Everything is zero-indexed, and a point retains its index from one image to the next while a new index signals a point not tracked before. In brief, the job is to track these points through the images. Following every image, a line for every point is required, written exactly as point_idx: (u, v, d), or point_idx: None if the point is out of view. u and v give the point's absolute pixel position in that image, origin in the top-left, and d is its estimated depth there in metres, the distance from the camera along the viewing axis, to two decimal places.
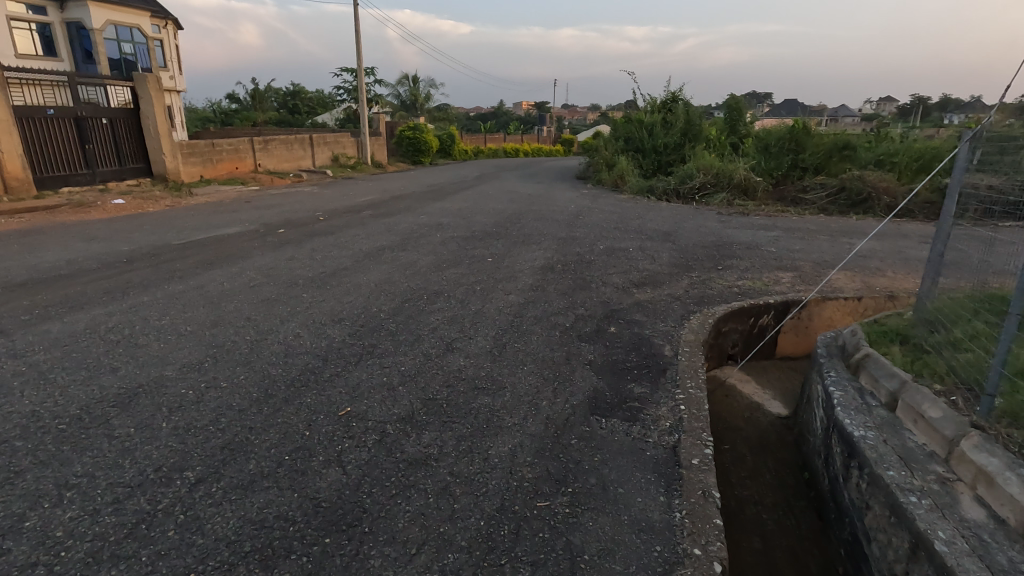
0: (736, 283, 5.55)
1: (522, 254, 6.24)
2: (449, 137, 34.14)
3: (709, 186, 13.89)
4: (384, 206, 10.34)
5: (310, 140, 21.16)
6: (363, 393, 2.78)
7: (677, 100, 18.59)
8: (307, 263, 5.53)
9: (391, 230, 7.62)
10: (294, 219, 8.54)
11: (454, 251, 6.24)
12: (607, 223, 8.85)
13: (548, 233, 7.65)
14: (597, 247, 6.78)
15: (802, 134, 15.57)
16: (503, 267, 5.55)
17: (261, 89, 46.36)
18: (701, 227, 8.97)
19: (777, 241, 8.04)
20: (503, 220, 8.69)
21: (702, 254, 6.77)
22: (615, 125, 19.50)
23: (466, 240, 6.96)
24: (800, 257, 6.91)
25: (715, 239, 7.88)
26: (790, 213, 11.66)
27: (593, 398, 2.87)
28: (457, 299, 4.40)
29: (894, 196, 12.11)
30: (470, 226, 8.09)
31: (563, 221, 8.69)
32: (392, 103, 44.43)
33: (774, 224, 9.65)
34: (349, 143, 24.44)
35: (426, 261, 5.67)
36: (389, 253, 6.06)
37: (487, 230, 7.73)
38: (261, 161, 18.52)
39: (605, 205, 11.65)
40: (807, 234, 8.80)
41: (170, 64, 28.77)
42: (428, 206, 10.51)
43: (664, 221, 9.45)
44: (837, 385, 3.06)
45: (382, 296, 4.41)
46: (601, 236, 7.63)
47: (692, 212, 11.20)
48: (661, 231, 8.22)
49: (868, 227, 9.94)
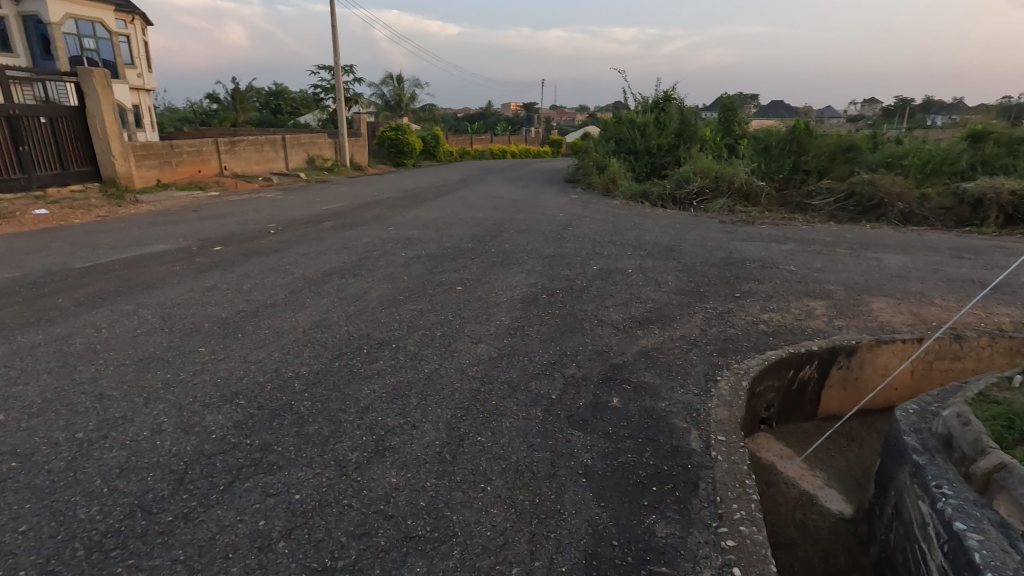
0: (761, 318, 4.53)
1: (500, 278, 5.19)
2: (434, 138, 33.08)
3: (707, 191, 12.91)
4: (351, 216, 9.22)
5: (282, 141, 19.92)
6: (215, 561, 1.69)
7: (671, 100, 17.78)
8: (229, 294, 4.44)
9: (348, 247, 6.51)
10: (240, 233, 7.41)
11: (418, 276, 5.18)
12: (601, 235, 7.81)
13: (533, 250, 6.60)
14: (591, 268, 5.74)
15: (805, 136, 14.85)
16: (475, 299, 4.50)
17: (241, 89, 44.93)
18: (705, 240, 7.97)
19: (794, 256, 7.06)
20: (482, 233, 7.62)
21: (713, 276, 5.74)
22: (606, 125, 18.52)
23: (434, 259, 5.90)
24: (827, 278, 5.93)
25: (724, 255, 6.88)
26: (798, 221, 10.69)
27: (592, 557, 1.80)
28: (408, 353, 3.33)
29: (908, 202, 11.20)
30: (443, 240, 7.02)
31: (550, 234, 7.64)
32: (375, 103, 43.10)
33: (784, 236, 8.67)
34: (327, 144, 23.23)
35: (380, 292, 4.61)
36: (338, 278, 4.98)
37: (462, 247, 6.67)
38: (227, 164, 17.27)
39: (597, 213, 10.60)
40: (825, 248, 7.84)
41: (137, 61, 27.27)
42: (400, 215, 9.41)
43: (663, 232, 8.43)
44: (962, 515, 2.01)
45: (307, 348, 3.33)
46: (594, 252, 6.58)
47: (693, 220, 10.21)
48: (662, 246, 7.19)
49: (887, 237, 8.99)
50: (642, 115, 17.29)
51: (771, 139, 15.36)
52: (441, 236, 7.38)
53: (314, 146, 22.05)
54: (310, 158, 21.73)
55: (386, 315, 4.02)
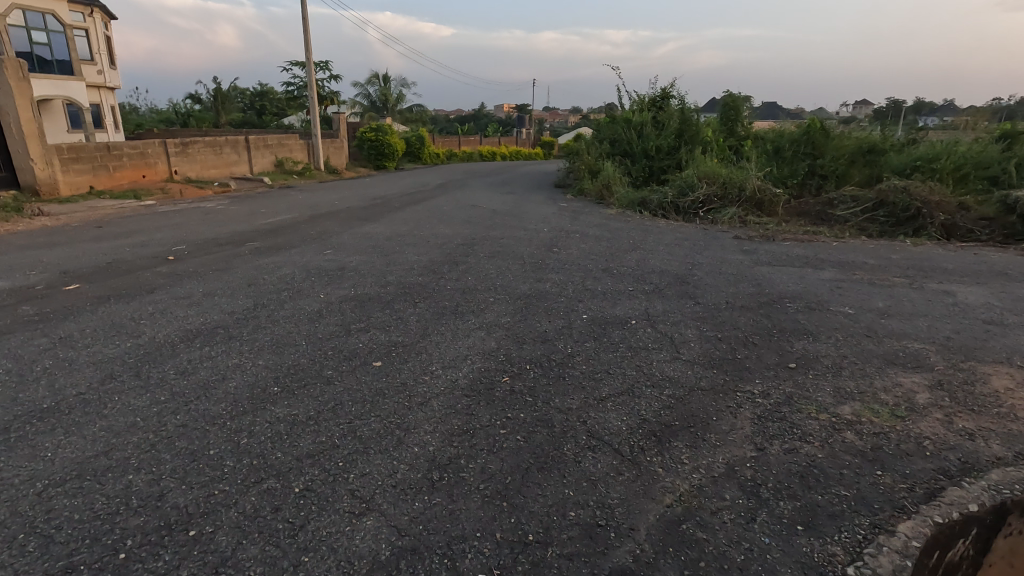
0: (841, 416, 2.91)
1: (446, 341, 3.55)
2: (418, 140, 31.45)
3: (716, 199, 11.32)
4: (288, 234, 7.56)
5: (244, 143, 18.23)
6: None
7: (670, 98, 16.25)
8: (0, 386, 2.79)
9: (254, 283, 4.87)
10: (127, 261, 5.74)
11: (324, 339, 3.53)
12: (592, 261, 6.17)
13: (503, 286, 4.98)
14: (578, 320, 4.11)
15: (820, 136, 13.31)
16: (394, 392, 2.85)
17: (220, 89, 43.06)
18: (723, 266, 6.38)
19: (842, 291, 5.45)
20: (442, 260, 5.97)
21: (748, 330, 4.14)
22: (599, 125, 16.98)
23: (361, 305, 4.25)
24: (901, 329, 4.32)
25: (753, 291, 5.27)
26: (825, 235, 9.12)
27: None
28: (209, 557, 1.69)
29: (950, 213, 9.65)
30: (387, 271, 5.38)
31: (526, 261, 6.01)
32: (359, 103, 41.37)
33: (815, 258, 7.13)
34: (298, 146, 21.51)
35: (249, 377, 2.95)
36: (201, 347, 3.34)
37: (408, 282, 5.02)
38: (178, 169, 15.53)
39: (589, 227, 8.97)
40: (873, 275, 6.26)
41: (96, 57, 25.44)
42: (349, 232, 7.79)
43: (669, 255, 6.82)
44: None
45: (10, 551, 1.68)
46: (583, 290, 4.95)
47: (702, 236, 8.61)
48: (673, 277, 5.58)
49: (938, 257, 7.44)
50: (638, 114, 15.72)
51: (782, 140, 13.81)
52: (386, 263, 5.73)
53: (282, 149, 20.32)
54: (278, 161, 20.01)
55: (227, 436, 2.36)
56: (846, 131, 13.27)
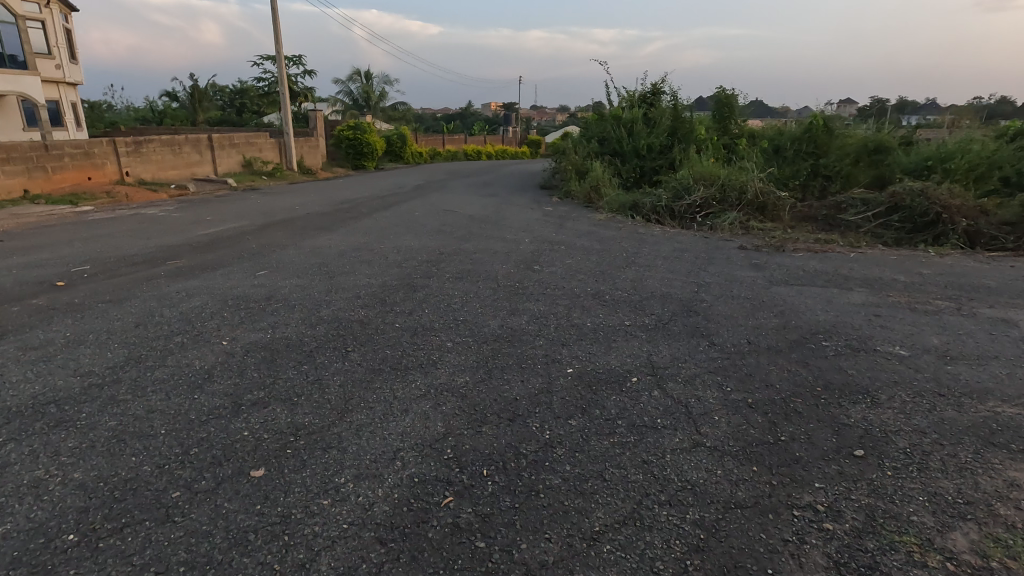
0: (961, 560, 1.89)
1: (372, 424, 2.51)
2: (400, 138, 30.27)
3: (714, 202, 10.38)
4: (224, 249, 6.48)
5: (207, 142, 17.01)
6: None
7: (661, 94, 15.32)
8: None
9: (147, 322, 3.80)
10: (2, 287, 4.63)
11: (196, 423, 2.47)
12: (578, 283, 5.17)
13: (467, 323, 3.95)
14: (561, 378, 3.08)
15: (823, 134, 12.45)
16: (266, 535, 1.80)
17: (196, 86, 41.48)
18: (733, 287, 5.42)
19: (883, 321, 4.49)
20: (399, 283, 4.94)
21: (785, 388, 3.15)
22: (586, 123, 16.01)
23: (271, 359, 3.19)
24: (977, 381, 3.35)
25: (776, 323, 4.29)
26: (838, 244, 8.21)
27: None
28: None
29: (972, 218, 8.76)
30: (325, 302, 4.33)
31: (499, 284, 4.99)
32: (340, 100, 40.04)
33: (835, 274, 6.19)
34: (268, 145, 20.28)
35: (46, 508, 1.90)
36: (9, 443, 2.28)
37: (346, 318, 3.97)
38: (130, 170, 14.30)
39: (577, 236, 7.96)
40: (911, 297, 5.31)
41: (54, 51, 23.97)
42: (298, 245, 6.72)
43: (669, 273, 5.85)
44: None
45: None
46: (568, 327, 3.94)
47: (704, 247, 7.65)
48: (678, 306, 4.59)
49: (973, 271, 6.53)
50: (628, 111, 14.76)
51: (783, 137, 12.92)
52: (327, 289, 4.68)
53: (250, 148, 19.09)
54: (246, 160, 18.78)
55: None
56: (849, 128, 12.44)
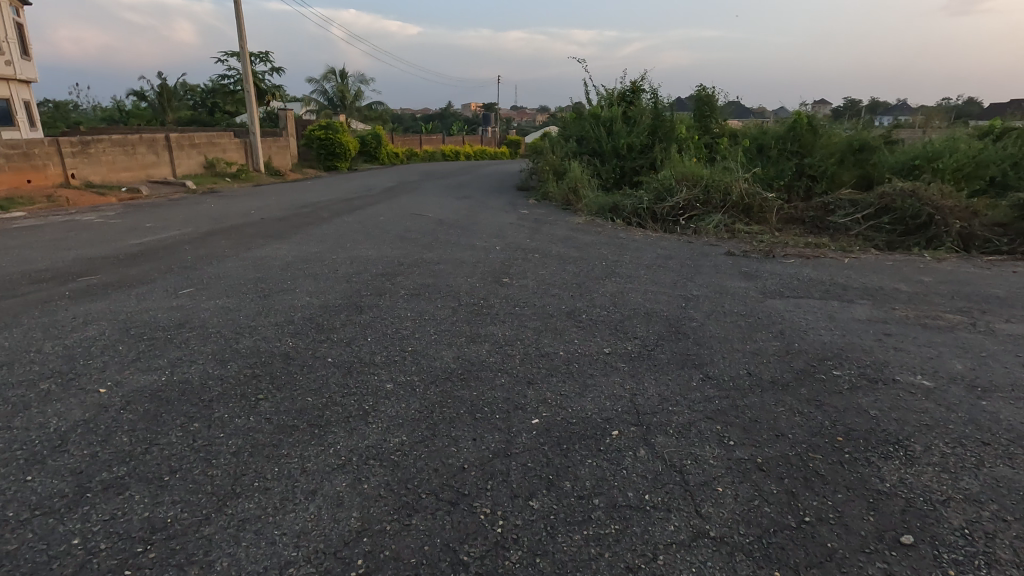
0: None
1: (262, 518, 1.86)
2: (375, 138, 29.43)
3: (698, 204, 9.88)
4: (154, 261, 5.75)
5: (164, 142, 16.08)
6: None
7: (641, 92, 14.84)
8: None
9: (20, 360, 3.10)
10: None
11: (17, 522, 1.79)
12: (550, 299, 4.55)
13: (417, 355, 3.31)
14: (524, 433, 2.46)
15: (807, 133, 12.05)
16: None
17: (163, 85, 40.02)
18: (724, 301, 4.85)
19: (895, 342, 3.95)
20: (345, 303, 4.28)
21: (799, 438, 2.57)
22: (564, 122, 15.46)
23: (156, 411, 2.51)
24: (1022, 422, 2.80)
25: (776, 346, 3.73)
26: (830, 248, 7.74)
27: None
28: None
29: (966, 219, 8.36)
30: (250, 329, 3.65)
31: (460, 303, 4.34)
32: (313, 100, 38.94)
33: (832, 283, 5.69)
34: (233, 145, 19.35)
35: None
36: None
37: (269, 351, 3.28)
38: (76, 171, 13.36)
39: (553, 242, 7.36)
40: (919, 310, 4.81)
41: (6, 46, 22.69)
42: (240, 256, 6.01)
43: (652, 285, 5.29)
44: None
45: None
46: (537, 359, 3.31)
47: (689, 253, 7.11)
48: (664, 327, 4.00)
49: (976, 278, 6.09)
50: (608, 109, 14.24)
51: (766, 136, 12.51)
52: (256, 312, 4.00)
53: (213, 148, 18.15)
54: (209, 161, 17.83)
55: None
56: (833, 127, 12.08)
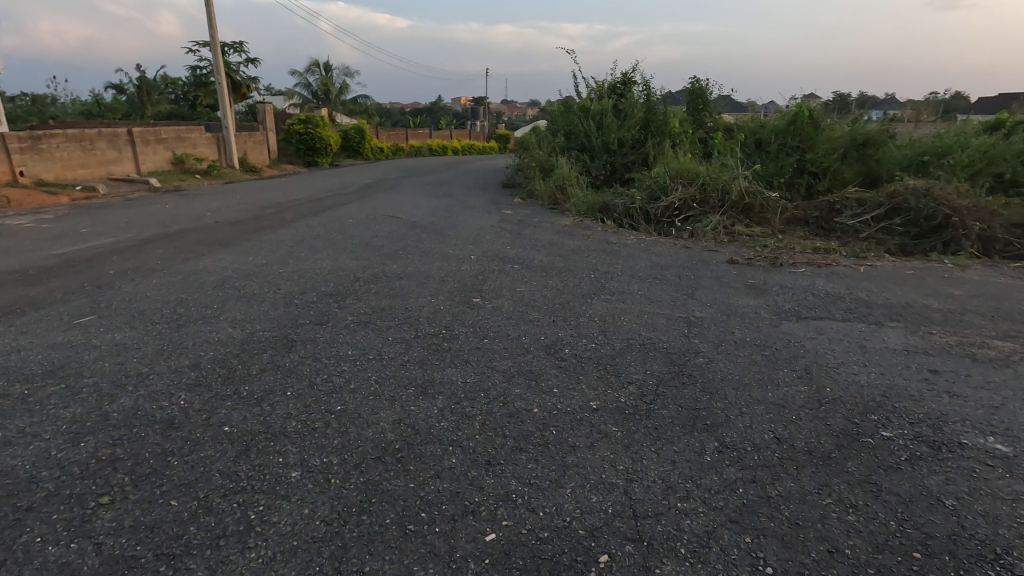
0: None
1: None
2: (357, 133, 28.45)
3: (694, 204, 9.16)
4: (66, 277, 4.92)
5: (127, 137, 15.10)
6: None
7: (633, 84, 14.07)
8: None
9: None
10: None
11: None
12: (526, 327, 3.80)
13: (347, 417, 2.54)
14: (472, 566, 1.70)
15: (808, 126, 11.35)
16: None
17: (141, 77, 38.63)
18: (732, 326, 4.12)
19: (947, 384, 3.22)
20: (276, 337, 3.49)
21: (863, 557, 1.83)
22: (552, 116, 14.66)
23: None
24: None
25: (802, 394, 3.00)
26: (840, 254, 7.05)
27: None
28: None
29: (986, 221, 7.67)
30: (139, 379, 2.86)
31: (416, 335, 3.57)
32: (297, 93, 37.76)
33: (852, 299, 4.98)
34: (203, 140, 18.35)
35: None
36: None
37: (149, 414, 2.50)
38: (25, 168, 12.38)
39: (536, 249, 6.59)
40: (960, 335, 4.09)
41: None
42: (171, 270, 5.19)
43: (648, 305, 4.54)
44: None
45: None
46: (501, 421, 2.56)
47: (687, 262, 6.38)
48: (663, 367, 3.26)
49: (1010, 291, 5.40)
50: (597, 102, 13.46)
51: (764, 130, 11.79)
52: (156, 351, 3.21)
53: (182, 143, 17.16)
54: (177, 157, 16.83)
55: None
56: (835, 121, 11.41)
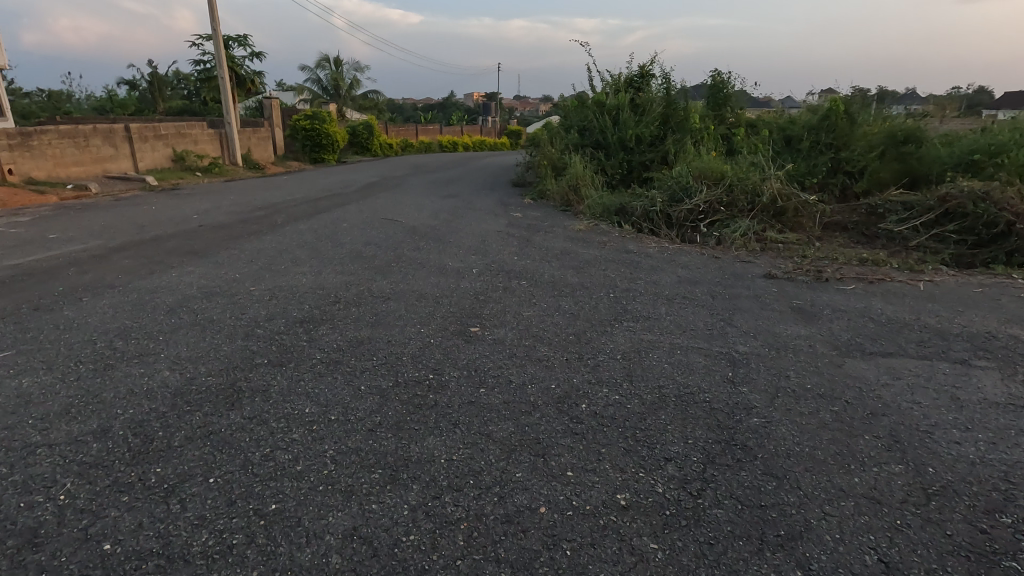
0: None
1: None
2: (366, 129, 27.85)
3: (720, 207, 8.37)
4: (7, 295, 4.29)
5: (123, 133, 14.58)
6: None
7: (651, 77, 13.24)
8: None
9: None
10: None
11: None
12: (534, 372, 3.09)
13: (282, 524, 1.84)
14: None
15: (843, 122, 10.46)
16: None
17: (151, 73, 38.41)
18: (785, 366, 3.37)
19: None
20: (221, 385, 2.80)
21: None
22: (565, 111, 13.88)
23: None
24: None
25: (902, 481, 2.24)
26: (890, 266, 6.24)
27: None
28: None
29: None
30: (24, 454, 2.18)
31: (395, 383, 2.87)
32: (307, 88, 37.18)
33: (922, 327, 4.19)
34: (205, 136, 17.81)
35: None
36: None
37: (12, 519, 1.82)
38: (15, 166, 11.88)
39: (546, 260, 5.87)
40: None
41: None
42: (129, 286, 4.55)
43: (679, 337, 3.80)
44: None
45: None
46: (495, 533, 1.84)
47: (718, 276, 5.63)
48: (709, 434, 2.52)
49: None
50: (613, 96, 12.65)
51: (795, 126, 10.92)
52: (63, 408, 2.53)
53: (182, 139, 16.64)
54: (177, 154, 16.30)
55: None
56: (871, 117, 10.53)
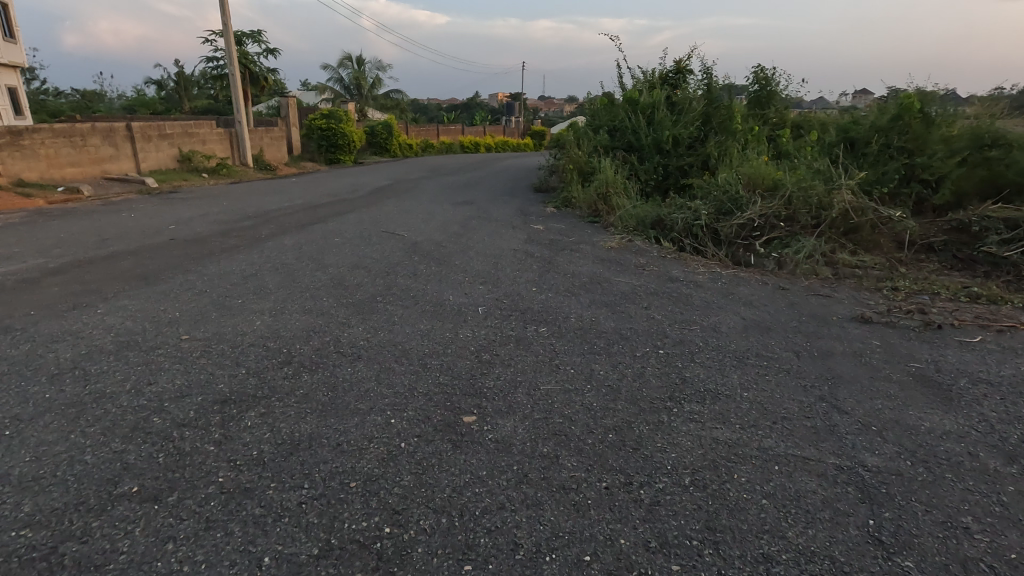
0: None
1: None
2: (385, 128, 26.95)
3: (778, 222, 7.08)
4: None
5: (125, 132, 13.84)
6: None
7: (690, 72, 11.91)
8: None
9: None
10: None
11: None
12: (555, 522, 1.92)
13: None
14: None
15: (920, 123, 8.99)
16: None
17: (176, 72, 38.29)
18: (953, 506, 2.14)
19: None
20: (44, 545, 1.72)
21: None
22: (593, 109, 12.63)
23: None
24: None
25: None
26: (1011, 305, 4.91)
27: None
28: None
29: None
30: None
31: (322, 550, 1.73)
32: (329, 87, 36.43)
33: None
34: (214, 136, 17.06)
35: None
36: None
37: None
38: (4, 167, 11.16)
39: (573, 293, 4.70)
40: None
41: None
42: (35, 329, 3.53)
43: (769, 435, 2.59)
44: None
45: None
46: None
47: (794, 319, 4.39)
48: None
49: None
50: (647, 93, 11.37)
51: (860, 126, 9.48)
52: None
53: (189, 139, 15.89)
54: (183, 154, 15.56)
55: None
56: (950, 114, 9.06)
